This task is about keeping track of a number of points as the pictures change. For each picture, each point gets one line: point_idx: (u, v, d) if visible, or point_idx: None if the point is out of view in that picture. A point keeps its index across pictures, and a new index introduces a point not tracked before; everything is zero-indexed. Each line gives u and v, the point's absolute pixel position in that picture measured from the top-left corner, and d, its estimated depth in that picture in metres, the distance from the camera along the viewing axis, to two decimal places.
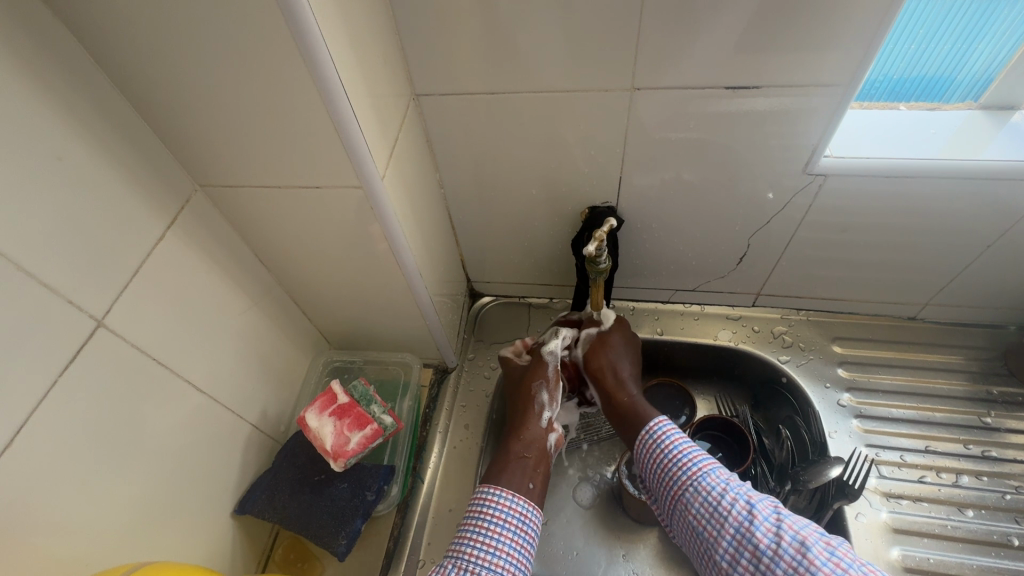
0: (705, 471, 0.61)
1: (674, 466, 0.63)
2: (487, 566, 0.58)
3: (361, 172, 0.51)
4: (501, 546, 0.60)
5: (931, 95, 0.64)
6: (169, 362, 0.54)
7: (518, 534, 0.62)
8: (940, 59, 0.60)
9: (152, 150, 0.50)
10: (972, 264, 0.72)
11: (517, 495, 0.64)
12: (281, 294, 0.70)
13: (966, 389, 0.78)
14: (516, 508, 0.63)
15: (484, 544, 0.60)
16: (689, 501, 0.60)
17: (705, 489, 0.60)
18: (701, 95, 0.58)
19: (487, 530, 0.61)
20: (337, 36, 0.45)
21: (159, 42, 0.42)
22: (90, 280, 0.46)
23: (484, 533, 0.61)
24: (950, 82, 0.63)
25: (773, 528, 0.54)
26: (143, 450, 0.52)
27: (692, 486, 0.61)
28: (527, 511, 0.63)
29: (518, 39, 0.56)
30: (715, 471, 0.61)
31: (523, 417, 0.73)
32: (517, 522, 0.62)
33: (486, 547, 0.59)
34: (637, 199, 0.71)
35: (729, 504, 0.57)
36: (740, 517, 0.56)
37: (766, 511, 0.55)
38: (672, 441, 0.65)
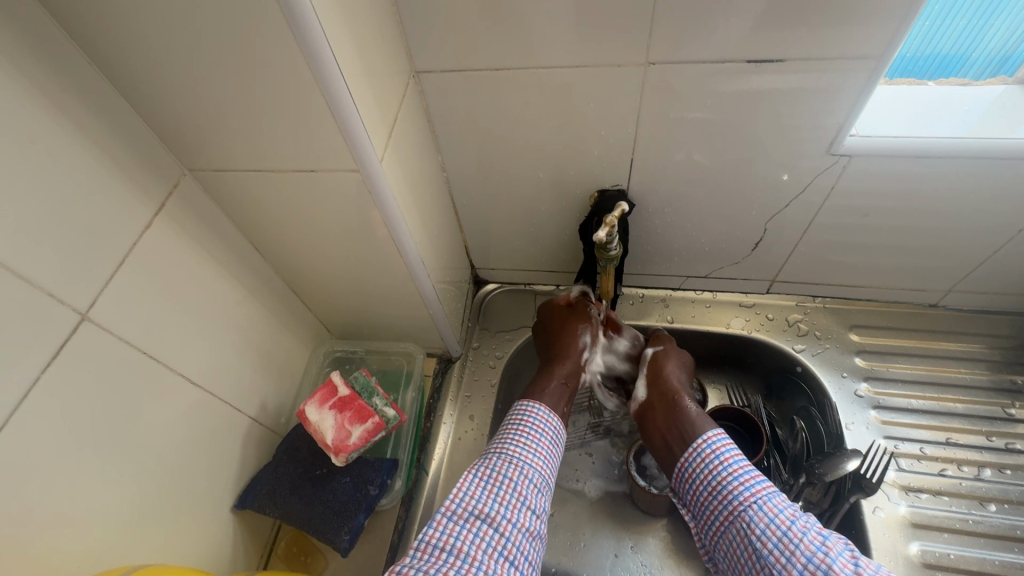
0: (769, 492, 0.57)
1: (733, 480, 0.59)
2: (528, 459, 0.62)
3: (357, 154, 0.48)
4: (539, 448, 0.64)
5: (945, 72, 0.60)
6: (161, 356, 0.52)
7: (552, 443, 0.66)
8: (955, 36, 0.55)
9: (136, 132, 0.47)
10: (1002, 250, 0.68)
11: (550, 414, 0.67)
12: (278, 284, 0.67)
13: (989, 379, 0.75)
14: (551, 422, 0.67)
15: (526, 445, 0.63)
16: (752, 519, 0.56)
17: (771, 511, 0.55)
18: (721, 70, 0.54)
19: (530, 434, 0.65)
20: (328, 6, 0.41)
21: (134, 14, 0.39)
22: (71, 272, 0.43)
23: (524, 434, 0.64)
24: (965, 60, 0.58)
25: (850, 564, 0.50)
26: (137, 447, 0.50)
27: (756, 505, 0.56)
28: (559, 426, 0.68)
29: (523, 10, 0.52)
30: (779, 495, 0.57)
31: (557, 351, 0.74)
32: (554, 433, 0.66)
33: (527, 446, 0.63)
34: (650, 183, 0.68)
35: (800, 532, 0.53)
36: (813, 547, 0.52)
37: (838, 547, 0.52)
38: (733, 456, 0.61)
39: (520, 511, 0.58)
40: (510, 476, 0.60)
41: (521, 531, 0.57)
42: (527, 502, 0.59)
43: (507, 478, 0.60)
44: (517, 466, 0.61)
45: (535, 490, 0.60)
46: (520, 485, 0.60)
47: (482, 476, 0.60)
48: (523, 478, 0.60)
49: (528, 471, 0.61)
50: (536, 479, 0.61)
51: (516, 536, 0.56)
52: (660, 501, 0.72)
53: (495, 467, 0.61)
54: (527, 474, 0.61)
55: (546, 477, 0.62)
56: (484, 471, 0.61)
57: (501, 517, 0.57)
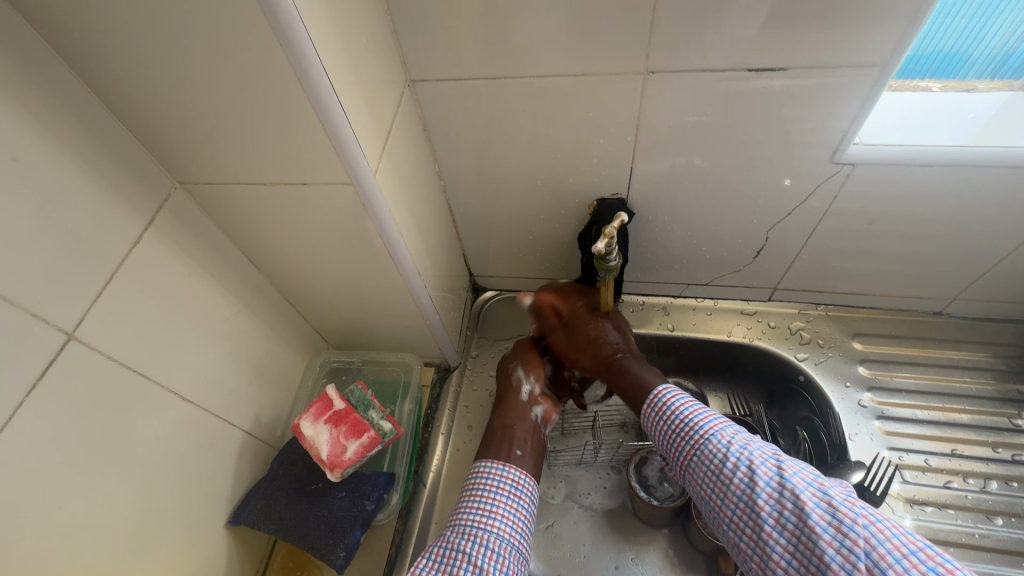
0: (707, 435, 0.57)
1: (676, 432, 0.60)
2: (484, 524, 0.57)
3: (351, 168, 0.47)
4: (495, 508, 0.59)
5: (946, 72, 0.57)
6: (152, 371, 0.51)
7: (512, 500, 0.61)
8: (956, 34, 0.53)
9: (125, 146, 0.46)
10: (1007, 258, 0.67)
11: (505, 465, 0.63)
12: (273, 295, 0.67)
13: (994, 389, 0.74)
14: (508, 475, 0.62)
15: (479, 509, 0.59)
16: (693, 468, 0.57)
17: (707, 456, 0.56)
18: (722, 78, 0.53)
19: (482, 496, 0.60)
20: (319, 17, 0.40)
21: (117, 27, 0.38)
22: (57, 289, 0.42)
23: (480, 497, 0.60)
24: (966, 59, 0.55)
25: (776, 494, 0.50)
26: (127, 466, 0.49)
27: (695, 454, 0.57)
28: (518, 477, 0.63)
29: (521, 18, 0.51)
30: (718, 435, 0.56)
31: (506, 397, 0.72)
32: (510, 488, 0.61)
33: (482, 510, 0.59)
34: (650, 191, 0.67)
35: (731, 472, 0.53)
36: (742, 485, 0.52)
37: (767, 476, 0.52)
38: (673, 408, 0.61)
39: None
40: (464, 548, 0.55)
41: None
42: (486, 573, 0.53)
43: (461, 552, 0.54)
44: (469, 538, 0.56)
45: (496, 556, 0.55)
46: (474, 557, 0.54)
47: (436, 558, 0.55)
48: (476, 548, 0.55)
49: (484, 537, 0.56)
50: (495, 544, 0.56)
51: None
52: (661, 513, 0.71)
53: (448, 544, 0.56)
54: (483, 542, 0.55)
55: (511, 539, 0.57)
56: (438, 551, 0.55)
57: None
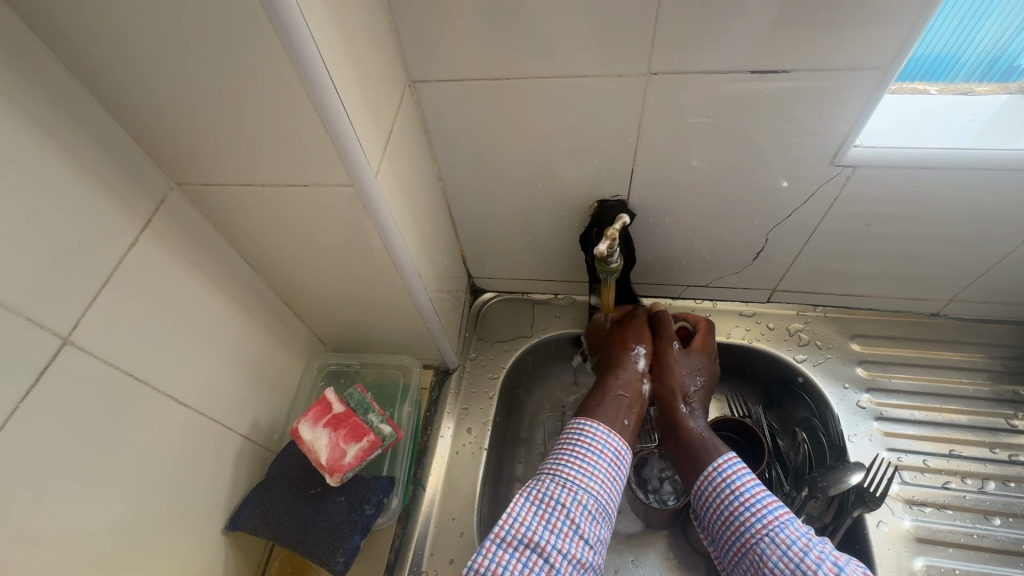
0: (781, 521, 0.57)
1: (746, 509, 0.59)
2: (584, 485, 0.60)
3: (352, 170, 0.47)
4: (596, 473, 0.62)
5: (937, 74, 0.58)
6: (147, 376, 0.50)
7: (611, 468, 0.63)
8: (945, 39, 0.53)
9: (121, 147, 0.46)
10: (1005, 259, 0.67)
11: (610, 431, 0.65)
12: (272, 297, 0.66)
13: (990, 389, 0.75)
14: (612, 443, 0.64)
15: (582, 469, 0.61)
16: (763, 552, 0.56)
17: (783, 542, 0.55)
18: (724, 80, 0.53)
19: (584, 457, 0.63)
20: (321, 18, 0.39)
21: (116, 26, 0.37)
22: (50, 293, 0.41)
23: (583, 457, 0.63)
24: (956, 61, 0.56)
25: None
26: (123, 473, 0.49)
27: (768, 537, 0.56)
28: (621, 448, 0.64)
29: (524, 19, 0.51)
30: (792, 523, 0.56)
31: (619, 363, 0.72)
32: (612, 458, 0.63)
33: (583, 471, 0.61)
34: (650, 193, 0.67)
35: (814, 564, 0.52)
36: None
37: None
38: (744, 484, 0.60)
39: (573, 540, 0.57)
40: (563, 503, 0.59)
41: (573, 562, 0.56)
42: (581, 531, 0.57)
43: (559, 506, 0.59)
44: (570, 492, 0.60)
45: (590, 518, 0.59)
46: (572, 513, 0.58)
47: (534, 500, 0.59)
48: (575, 505, 0.59)
49: (582, 498, 0.59)
50: (592, 506, 0.59)
51: (565, 566, 0.55)
52: (662, 516, 0.71)
53: (547, 492, 0.60)
54: (581, 502, 0.59)
55: (604, 504, 0.61)
56: (537, 495, 0.60)
57: (551, 548, 0.56)
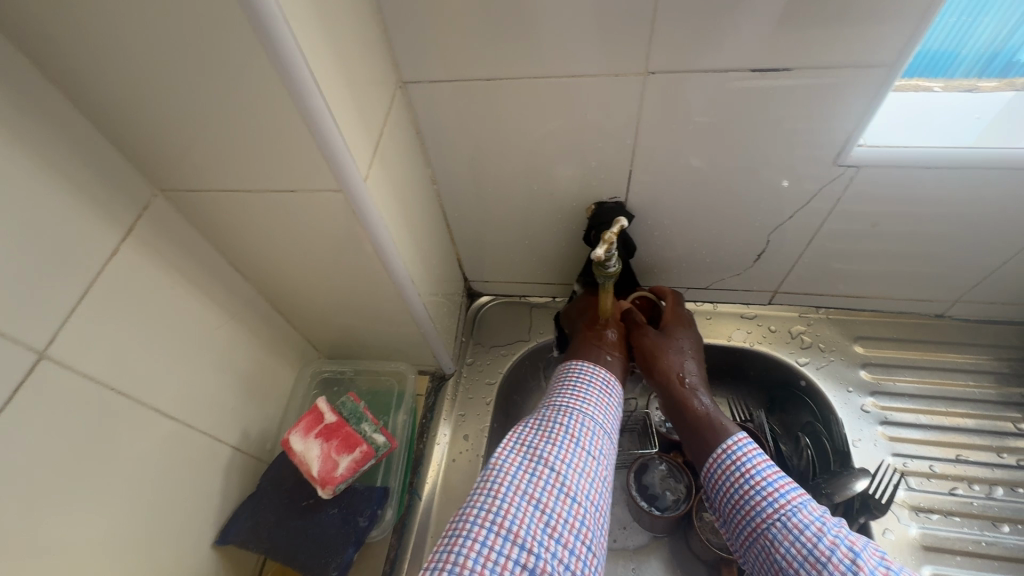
0: (795, 505, 0.52)
1: (756, 493, 0.54)
2: (580, 407, 0.61)
3: (340, 175, 0.45)
4: (589, 397, 0.62)
5: (934, 71, 0.56)
6: (131, 388, 0.49)
7: (604, 394, 0.63)
8: (944, 35, 0.52)
9: (100, 153, 0.44)
10: (1012, 260, 0.66)
11: (596, 365, 0.66)
12: (262, 304, 0.65)
13: (997, 392, 0.73)
14: (599, 374, 0.65)
15: (574, 395, 0.62)
16: (775, 538, 0.51)
17: (796, 527, 0.50)
18: (724, 79, 0.52)
19: (576, 386, 0.63)
20: (305, 17, 0.38)
21: (89, 26, 0.36)
22: (26, 307, 0.40)
23: (573, 388, 0.63)
24: (954, 58, 0.54)
25: None
26: (107, 489, 0.47)
27: (780, 522, 0.52)
28: (610, 378, 0.65)
29: (518, 17, 0.49)
30: (807, 507, 0.52)
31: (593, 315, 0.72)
32: (602, 385, 0.64)
33: (576, 397, 0.62)
34: (649, 195, 0.66)
35: (828, 551, 0.48)
36: (842, 567, 0.46)
37: (871, 564, 0.46)
38: (755, 465, 0.56)
39: (576, 451, 0.56)
40: (562, 422, 0.59)
41: (579, 470, 0.55)
42: (582, 444, 0.57)
43: (559, 423, 0.59)
44: (566, 414, 0.60)
45: (591, 433, 0.58)
46: (571, 429, 0.58)
47: (535, 426, 0.59)
48: (573, 422, 0.59)
49: (579, 418, 0.59)
50: (590, 423, 0.59)
51: (573, 475, 0.54)
52: (664, 523, 0.70)
53: (545, 418, 0.60)
54: (579, 421, 0.59)
55: (602, 423, 0.60)
56: (535, 422, 0.60)
57: (556, 457, 0.55)
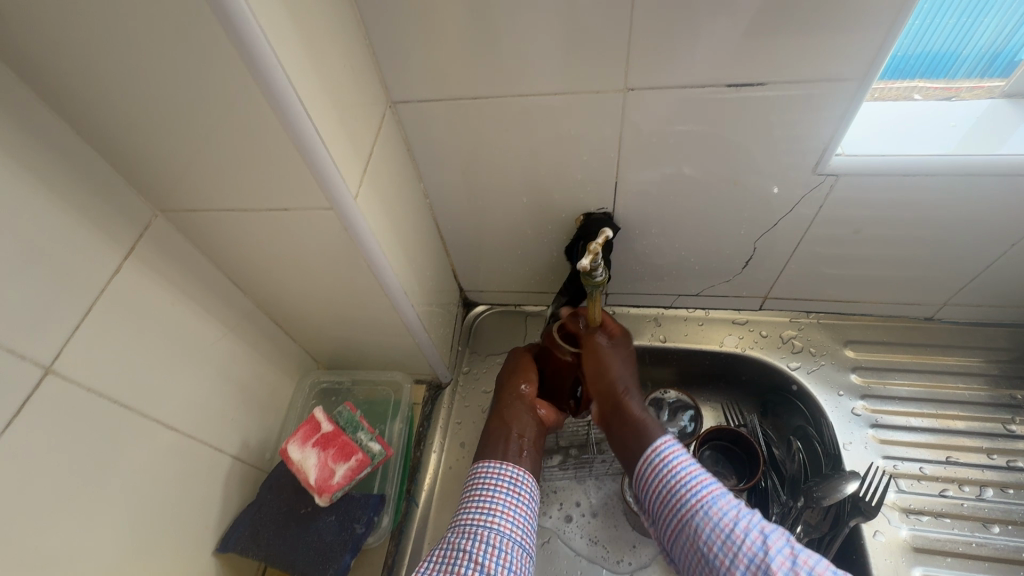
0: (713, 496, 0.55)
1: (681, 486, 0.57)
2: (484, 522, 0.57)
3: (331, 193, 0.47)
4: (496, 506, 0.59)
5: (935, 72, 0.58)
6: (134, 400, 0.51)
7: (512, 496, 0.60)
8: (944, 35, 0.53)
9: (104, 176, 0.46)
10: (995, 263, 0.67)
11: (501, 464, 0.63)
12: (261, 317, 0.66)
13: (987, 394, 0.74)
14: (505, 473, 0.62)
15: (478, 508, 0.59)
16: (698, 527, 0.54)
17: (714, 519, 0.53)
18: (701, 94, 0.54)
19: (480, 497, 0.60)
20: (292, 49, 0.40)
21: (90, 60, 0.38)
22: (35, 323, 0.42)
23: (478, 498, 0.60)
24: (955, 59, 0.56)
25: (788, 562, 0.48)
26: (110, 498, 0.49)
27: (702, 510, 0.54)
28: (518, 474, 0.62)
29: (500, 38, 0.52)
30: (722, 497, 0.55)
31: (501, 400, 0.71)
32: (508, 486, 0.61)
33: (481, 509, 0.59)
34: (636, 204, 0.67)
35: (742, 533, 0.51)
36: (753, 548, 0.50)
37: (780, 542, 0.50)
38: (679, 461, 0.59)
39: None
40: (465, 547, 0.55)
41: None
42: (489, 569, 0.53)
43: (462, 551, 0.55)
44: (471, 536, 0.56)
45: (497, 552, 0.55)
46: (475, 555, 0.54)
47: (439, 558, 0.55)
48: (477, 545, 0.55)
49: (485, 535, 0.56)
50: (496, 540, 0.56)
51: None
52: None
53: (449, 545, 0.56)
54: (485, 540, 0.56)
55: (513, 535, 0.57)
56: (440, 552, 0.56)
57: None
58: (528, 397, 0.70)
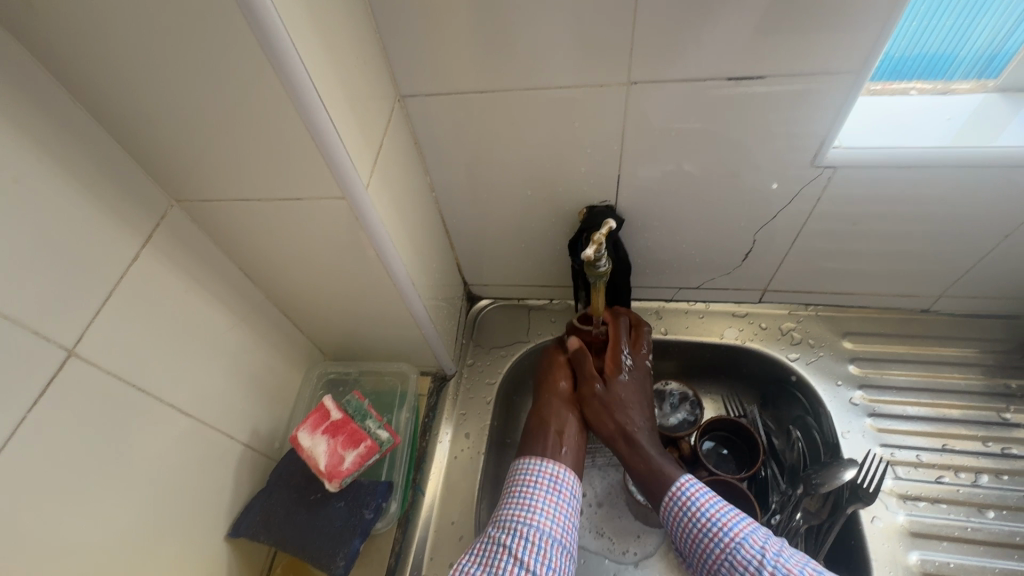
0: (739, 541, 0.57)
1: (705, 533, 0.58)
2: (524, 518, 0.60)
3: (343, 182, 0.49)
4: (536, 502, 0.61)
5: (933, 74, 0.60)
6: (150, 386, 0.52)
7: (552, 494, 0.63)
8: (941, 37, 0.56)
9: (122, 167, 0.48)
10: (990, 255, 0.68)
11: (542, 461, 0.66)
12: (271, 308, 0.68)
13: (983, 384, 0.76)
14: (546, 470, 0.65)
15: (519, 504, 0.62)
16: (728, 573, 0.56)
17: (741, 564, 0.55)
18: (702, 88, 0.55)
19: (521, 494, 0.63)
20: (307, 41, 0.42)
21: (114, 52, 0.39)
22: (57, 307, 0.43)
23: (518, 494, 0.63)
24: (952, 60, 0.58)
25: None
26: (127, 480, 0.50)
27: (727, 561, 0.57)
28: (558, 472, 0.65)
29: (507, 33, 0.53)
30: (748, 540, 0.56)
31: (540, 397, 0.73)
32: (548, 483, 0.63)
33: (521, 505, 0.61)
34: (638, 198, 0.69)
35: None
36: None
37: None
38: (701, 505, 0.60)
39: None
40: (506, 542, 0.58)
41: None
42: (526, 564, 0.56)
43: (503, 545, 0.58)
44: (511, 532, 0.59)
45: (536, 547, 0.57)
46: (515, 549, 0.57)
47: (480, 552, 0.59)
48: (517, 540, 0.58)
49: (525, 531, 0.59)
50: (535, 536, 0.58)
51: None
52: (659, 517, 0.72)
53: (491, 539, 0.59)
54: (525, 535, 0.58)
55: (552, 531, 0.60)
56: (481, 545, 0.59)
57: None
58: (565, 395, 0.72)
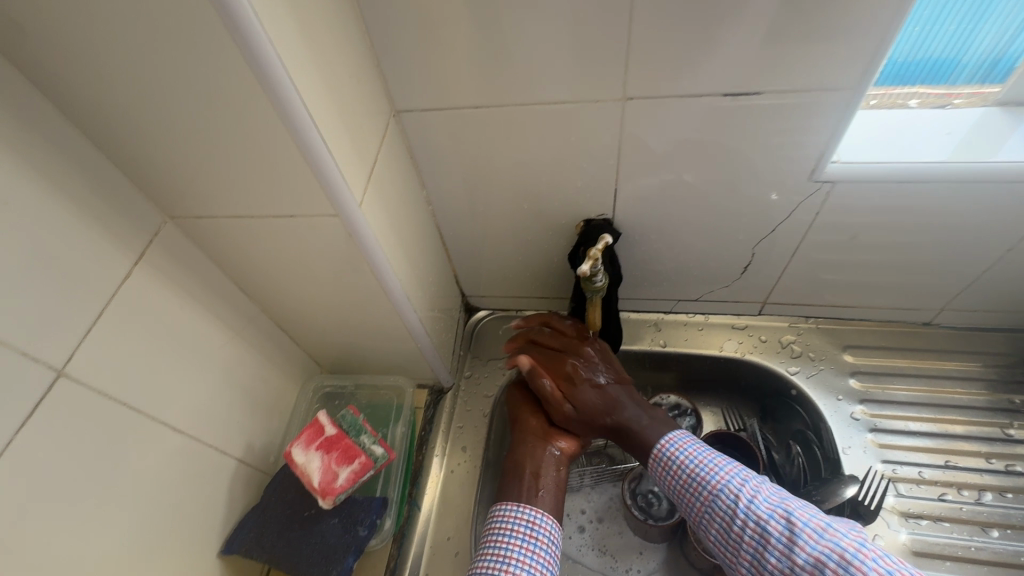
0: (715, 492, 0.58)
1: (685, 488, 0.61)
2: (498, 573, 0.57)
3: (336, 200, 0.48)
4: (511, 554, 0.58)
5: (937, 79, 0.59)
6: (142, 403, 0.52)
7: (529, 542, 0.59)
8: (945, 41, 0.55)
9: (116, 185, 0.48)
10: (992, 269, 0.68)
11: (518, 506, 0.62)
12: (266, 322, 0.67)
13: (987, 399, 0.75)
14: (522, 516, 0.61)
15: (494, 555, 0.58)
16: (708, 523, 0.58)
17: (718, 514, 0.57)
18: (698, 103, 0.55)
19: (495, 543, 0.59)
20: (299, 61, 0.42)
21: (105, 72, 0.39)
22: (47, 326, 0.43)
23: (493, 543, 0.59)
24: (956, 66, 0.57)
25: (786, 550, 0.52)
26: (118, 499, 0.49)
27: (706, 511, 0.58)
28: (534, 517, 0.61)
29: (502, 49, 0.53)
30: (724, 489, 0.58)
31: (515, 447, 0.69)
32: (525, 530, 0.60)
33: (496, 556, 0.58)
34: (636, 211, 0.68)
35: (741, 529, 0.55)
36: (754, 543, 0.54)
37: (778, 530, 0.53)
38: (679, 461, 0.62)
39: None
40: None
41: None
42: None
43: None
44: None
45: None
46: None
47: None
48: None
49: None
50: None
51: None
52: (659, 532, 0.72)
53: None
54: None
55: None
56: None
57: None
58: (540, 432, 0.68)
